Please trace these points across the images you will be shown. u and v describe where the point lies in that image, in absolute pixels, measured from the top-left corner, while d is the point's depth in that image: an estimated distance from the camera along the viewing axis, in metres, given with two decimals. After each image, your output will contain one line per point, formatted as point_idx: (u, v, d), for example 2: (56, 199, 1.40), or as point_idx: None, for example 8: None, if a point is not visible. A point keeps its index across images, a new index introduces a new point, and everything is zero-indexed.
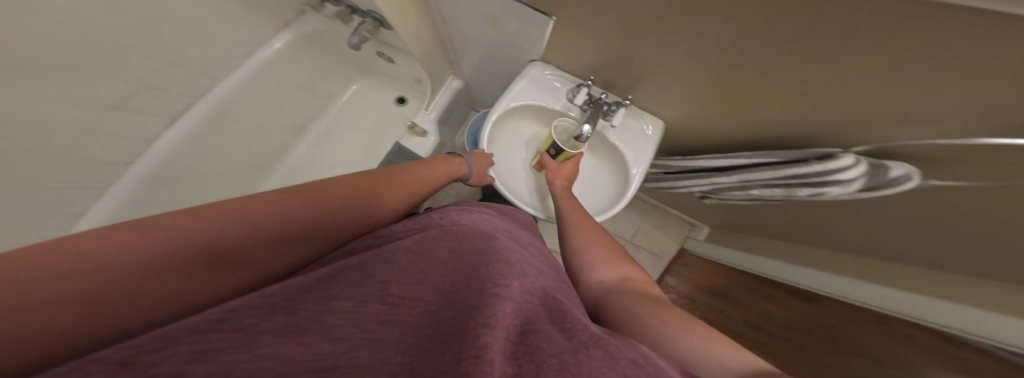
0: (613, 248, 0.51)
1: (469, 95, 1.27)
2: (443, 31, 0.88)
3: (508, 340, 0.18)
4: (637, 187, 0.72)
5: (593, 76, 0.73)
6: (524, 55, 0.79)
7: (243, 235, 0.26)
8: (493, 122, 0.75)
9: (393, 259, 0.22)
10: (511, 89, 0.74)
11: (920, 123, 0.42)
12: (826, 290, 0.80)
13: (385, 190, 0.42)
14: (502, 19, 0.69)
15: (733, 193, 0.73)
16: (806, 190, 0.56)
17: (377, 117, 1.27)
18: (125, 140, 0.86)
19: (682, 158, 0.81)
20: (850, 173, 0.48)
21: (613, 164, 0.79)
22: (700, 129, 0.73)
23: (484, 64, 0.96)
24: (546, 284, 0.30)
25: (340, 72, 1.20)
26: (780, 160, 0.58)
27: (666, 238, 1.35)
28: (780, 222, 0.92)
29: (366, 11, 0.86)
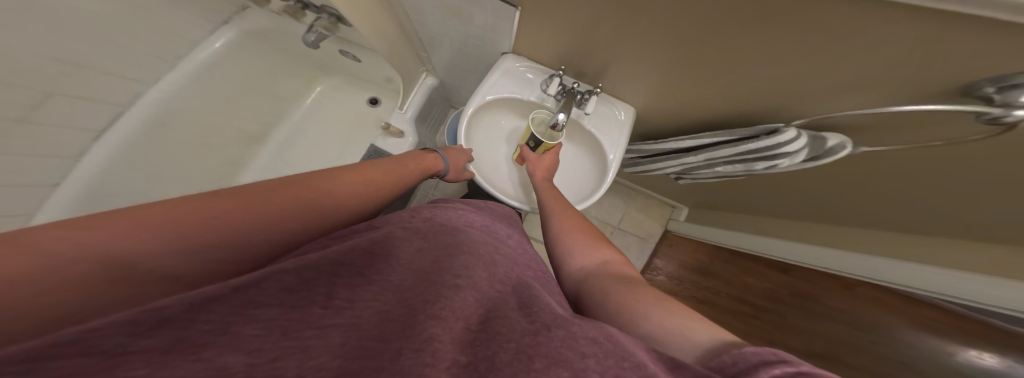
0: (592, 233, 0.52)
1: (444, 92, 1.24)
2: (408, 25, 0.84)
3: (466, 330, 0.18)
4: (615, 172, 0.73)
5: (563, 65, 0.73)
6: (494, 47, 0.78)
7: (189, 239, 0.24)
8: (469, 116, 0.74)
9: (349, 261, 0.21)
10: (484, 82, 0.73)
11: (850, 97, 0.46)
12: (792, 259, 0.85)
13: (352, 193, 0.41)
14: (465, 10, 0.68)
15: (703, 173, 0.76)
16: (761, 164, 0.59)
17: (350, 119, 1.22)
18: (49, 158, 0.77)
19: (653, 142, 0.83)
20: (794, 144, 0.51)
21: (591, 152, 0.81)
22: (668, 114, 0.75)
23: (455, 59, 0.94)
24: (518, 273, 0.30)
25: (301, 73, 1.14)
26: (736, 138, 0.61)
27: (648, 221, 1.40)
28: (749, 198, 0.97)
29: (320, 6, 0.81)
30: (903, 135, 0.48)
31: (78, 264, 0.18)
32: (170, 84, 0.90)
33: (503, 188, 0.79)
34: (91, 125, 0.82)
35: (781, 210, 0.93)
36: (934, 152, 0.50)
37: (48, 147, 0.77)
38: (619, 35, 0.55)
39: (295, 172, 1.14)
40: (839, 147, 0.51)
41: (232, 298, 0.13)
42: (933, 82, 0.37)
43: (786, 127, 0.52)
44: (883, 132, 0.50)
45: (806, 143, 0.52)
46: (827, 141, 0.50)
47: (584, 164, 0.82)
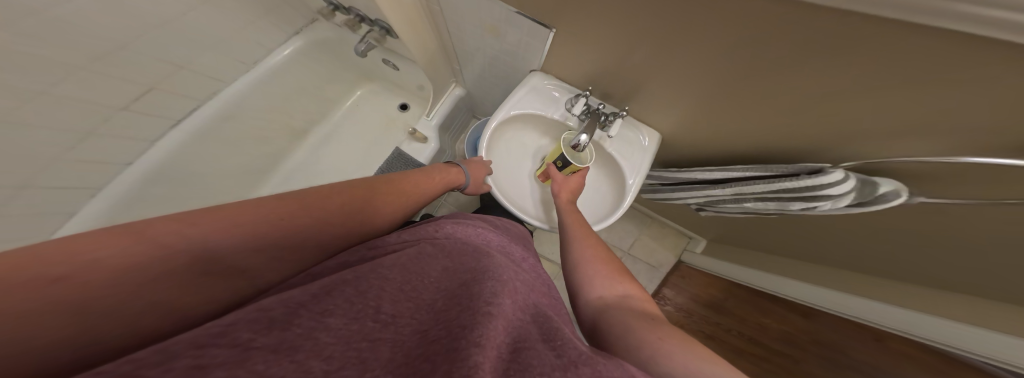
0: (614, 264, 0.51)
1: (470, 104, 1.28)
2: (447, 40, 0.89)
3: (498, 357, 0.16)
4: (632, 199, 0.72)
5: (590, 86, 0.73)
6: (525, 65, 0.80)
7: (239, 242, 0.26)
8: (493, 129, 0.75)
9: (387, 275, 0.21)
10: (511, 98, 0.75)
11: (909, 139, 0.43)
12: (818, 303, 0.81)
13: (383, 197, 0.42)
14: (503, 29, 0.71)
15: (729, 206, 0.73)
16: (798, 204, 0.56)
17: (378, 123, 1.27)
18: (130, 140, 0.86)
19: (677, 170, 0.81)
20: (840, 187, 0.49)
21: (611, 175, 0.80)
22: (697, 141, 0.73)
23: (485, 73, 0.97)
24: (538, 300, 0.29)
25: (345, 78, 1.22)
26: (771, 174, 0.59)
27: (664, 249, 1.35)
28: (776, 237, 0.93)
29: (374, 20, 0.88)
30: (965, 186, 0.45)
31: (159, 258, 0.21)
32: (240, 83, 0.99)
33: (522, 206, 0.79)
34: (168, 115, 0.90)
35: (811, 253, 0.88)
36: (994, 211, 0.47)
37: (136, 132, 0.86)
38: (661, 61, 0.55)
39: (324, 168, 1.20)
40: (889, 194, 0.48)
41: (312, 307, 0.15)
42: (1013, 133, 0.34)
43: (831, 168, 0.51)
44: (944, 182, 0.47)
45: (854, 187, 0.49)
46: (878, 186, 0.48)
47: (603, 188, 0.81)
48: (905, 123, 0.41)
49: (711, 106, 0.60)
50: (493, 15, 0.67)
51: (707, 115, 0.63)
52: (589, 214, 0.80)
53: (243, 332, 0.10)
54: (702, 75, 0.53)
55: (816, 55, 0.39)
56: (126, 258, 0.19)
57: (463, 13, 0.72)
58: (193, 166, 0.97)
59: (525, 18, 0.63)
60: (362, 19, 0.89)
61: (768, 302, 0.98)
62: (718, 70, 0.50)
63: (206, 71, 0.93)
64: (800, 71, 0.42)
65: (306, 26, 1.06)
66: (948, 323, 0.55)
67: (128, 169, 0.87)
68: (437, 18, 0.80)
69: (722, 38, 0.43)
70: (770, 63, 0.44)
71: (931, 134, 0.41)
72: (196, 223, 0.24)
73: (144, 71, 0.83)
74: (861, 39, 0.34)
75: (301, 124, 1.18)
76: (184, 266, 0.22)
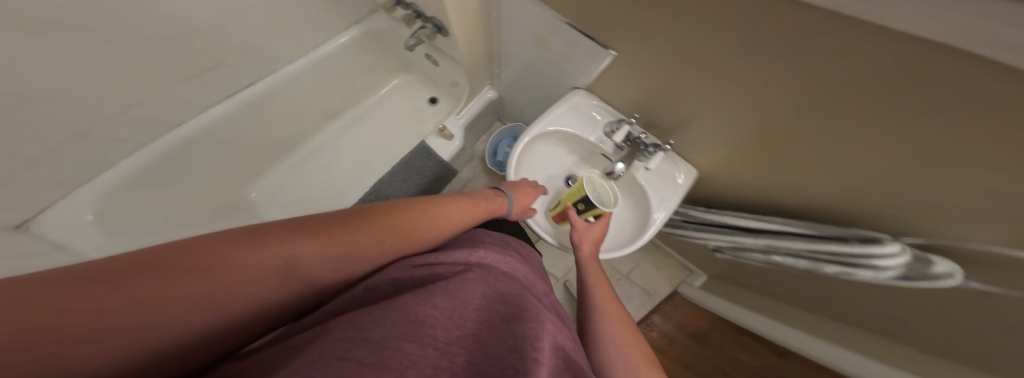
0: (642, 343, 0.47)
1: (499, 107, 1.27)
2: (495, 45, 0.88)
3: None
4: (654, 233, 0.70)
5: (637, 112, 0.71)
6: (569, 81, 0.79)
7: (268, 256, 0.27)
8: (525, 143, 0.75)
9: (425, 303, 0.19)
10: (548, 113, 0.74)
11: (972, 233, 0.39)
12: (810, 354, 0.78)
13: (420, 222, 0.42)
14: (551, 40, 0.70)
15: (754, 256, 0.70)
16: (836, 267, 0.53)
17: (407, 113, 1.29)
18: (184, 102, 0.89)
19: (708, 211, 0.79)
20: (893, 262, 0.44)
21: (636, 205, 0.78)
22: (737, 183, 0.70)
23: (520, 80, 0.97)
24: (566, 344, 0.28)
25: (384, 67, 1.23)
26: (813, 233, 0.56)
27: (662, 279, 1.30)
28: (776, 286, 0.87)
29: (429, 17, 0.89)
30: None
31: (180, 264, 0.23)
32: (294, 64, 1.03)
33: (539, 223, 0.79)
34: (229, 85, 0.94)
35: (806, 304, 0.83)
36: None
37: (195, 98, 0.90)
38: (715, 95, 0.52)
39: (347, 150, 1.22)
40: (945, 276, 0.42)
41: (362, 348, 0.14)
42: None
43: (883, 237, 0.46)
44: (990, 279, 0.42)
45: (904, 263, 0.45)
46: (934, 265, 0.43)
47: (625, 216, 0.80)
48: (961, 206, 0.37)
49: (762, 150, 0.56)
50: (542, 23, 0.66)
51: (752, 154, 0.59)
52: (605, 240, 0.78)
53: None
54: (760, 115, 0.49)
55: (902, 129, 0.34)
56: (156, 268, 0.22)
57: (518, 21, 0.71)
58: (231, 132, 0.99)
59: (576, 31, 0.61)
60: (417, 15, 0.91)
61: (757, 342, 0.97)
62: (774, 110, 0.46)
63: (270, 53, 0.97)
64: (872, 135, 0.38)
65: (363, 15, 1.08)
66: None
67: (177, 129, 0.91)
68: (493, 23, 0.80)
69: (787, 88, 0.41)
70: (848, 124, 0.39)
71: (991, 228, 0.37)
72: (226, 240, 0.26)
73: (215, 48, 0.87)
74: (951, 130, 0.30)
75: (336, 105, 1.20)
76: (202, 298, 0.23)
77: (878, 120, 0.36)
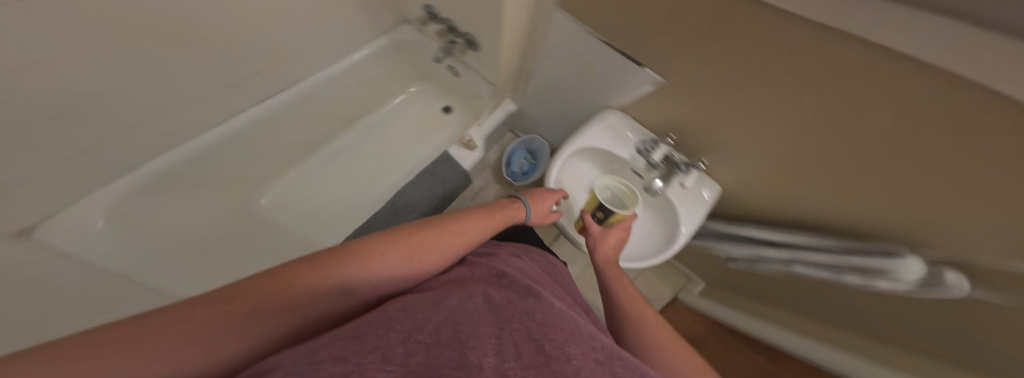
0: (677, 340, 0.43)
1: (518, 121, 1.16)
2: (529, 64, 0.81)
3: (522, 333, 0.20)
4: (688, 230, 0.67)
5: (672, 134, 0.65)
6: (595, 99, 0.73)
7: (367, 283, 0.30)
8: (559, 162, 0.71)
9: (464, 315, 0.20)
10: (583, 131, 0.68)
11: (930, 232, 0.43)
12: (791, 349, 0.78)
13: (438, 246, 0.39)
14: (594, 66, 0.64)
15: (770, 267, 0.70)
16: (856, 277, 0.53)
17: (420, 122, 1.29)
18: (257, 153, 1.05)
19: (727, 224, 0.76)
20: (909, 272, 0.46)
21: (662, 217, 0.75)
22: (747, 201, 0.69)
23: (545, 99, 0.89)
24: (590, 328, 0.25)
25: (402, 75, 1.25)
26: (839, 248, 0.55)
27: (663, 285, 1.22)
28: (793, 299, 0.83)
29: (441, 17, 0.90)
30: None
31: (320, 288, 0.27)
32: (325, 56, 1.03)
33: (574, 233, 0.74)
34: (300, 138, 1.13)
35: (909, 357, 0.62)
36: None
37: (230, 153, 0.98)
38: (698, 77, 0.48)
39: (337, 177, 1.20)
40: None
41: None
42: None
43: (899, 250, 0.48)
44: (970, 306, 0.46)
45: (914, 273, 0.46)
46: (942, 276, 0.44)
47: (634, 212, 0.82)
48: (998, 239, 0.36)
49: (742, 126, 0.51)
50: (584, 52, 0.62)
51: (773, 177, 0.57)
52: (628, 252, 0.77)
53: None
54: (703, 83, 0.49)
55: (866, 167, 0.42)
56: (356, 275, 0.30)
57: (545, 80, 0.80)
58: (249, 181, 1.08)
59: (629, 63, 0.56)
60: (451, 30, 0.92)
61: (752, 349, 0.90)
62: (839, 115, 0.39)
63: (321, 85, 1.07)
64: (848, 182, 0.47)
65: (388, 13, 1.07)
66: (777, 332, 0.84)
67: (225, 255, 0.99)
68: (538, 40, 0.72)
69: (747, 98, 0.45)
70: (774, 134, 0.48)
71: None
72: (357, 263, 0.31)
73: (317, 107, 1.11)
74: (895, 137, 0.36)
75: (356, 110, 1.23)
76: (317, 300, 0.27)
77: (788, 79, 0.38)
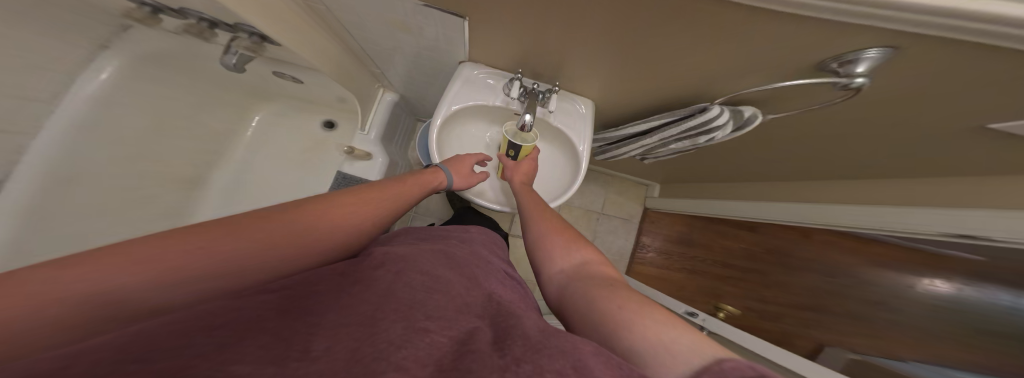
0: (572, 236, 0.50)
1: (410, 107, 1.06)
2: (351, 41, 0.69)
3: (345, 339, 0.18)
4: (582, 145, 0.71)
5: (520, 68, 0.65)
6: (450, 58, 0.68)
7: (213, 272, 0.25)
8: (438, 129, 0.66)
9: (283, 315, 0.20)
10: (445, 95, 0.65)
11: (746, 81, 0.51)
12: (753, 216, 0.93)
13: (335, 224, 0.35)
14: (412, 23, 0.57)
15: (661, 151, 0.77)
16: (703, 138, 0.61)
17: (302, 149, 1.13)
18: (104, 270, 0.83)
19: (611, 130, 0.81)
20: (719, 119, 0.54)
21: (560, 146, 0.77)
22: (620, 105, 0.73)
23: (414, 75, 0.80)
24: (464, 317, 0.25)
25: (237, 104, 1.04)
26: (677, 118, 0.62)
27: (630, 201, 1.44)
28: (719, 168, 0.97)
29: (182, 10, 0.60)
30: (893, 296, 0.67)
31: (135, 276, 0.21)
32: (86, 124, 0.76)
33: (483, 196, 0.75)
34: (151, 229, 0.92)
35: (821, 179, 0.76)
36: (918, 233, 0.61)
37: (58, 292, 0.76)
38: (511, 10, 0.47)
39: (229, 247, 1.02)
40: (855, 76, 0.39)
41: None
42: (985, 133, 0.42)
43: (710, 105, 0.55)
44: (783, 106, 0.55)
45: (729, 117, 0.55)
46: (743, 112, 0.53)
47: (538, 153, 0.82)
48: (783, 65, 0.43)
49: (578, 45, 0.52)
50: (390, 10, 0.54)
51: (622, 79, 0.61)
52: (545, 192, 0.77)
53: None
54: (520, 16, 0.48)
55: (674, 49, 0.47)
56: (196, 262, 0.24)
57: (394, 55, 0.71)
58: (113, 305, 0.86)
59: (432, 10, 0.52)
60: (217, 24, 0.63)
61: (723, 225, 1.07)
62: (627, 17, 0.42)
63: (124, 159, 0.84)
64: (677, 63, 0.51)
65: (115, 35, 0.70)
66: (731, 205, 1.01)
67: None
68: (331, 16, 0.61)
69: (565, 21, 0.46)
70: (606, 44, 0.50)
71: (855, 36, 0.34)
72: (209, 243, 0.25)
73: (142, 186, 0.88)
74: (680, 18, 0.39)
75: None
76: (53, 323, 0.17)
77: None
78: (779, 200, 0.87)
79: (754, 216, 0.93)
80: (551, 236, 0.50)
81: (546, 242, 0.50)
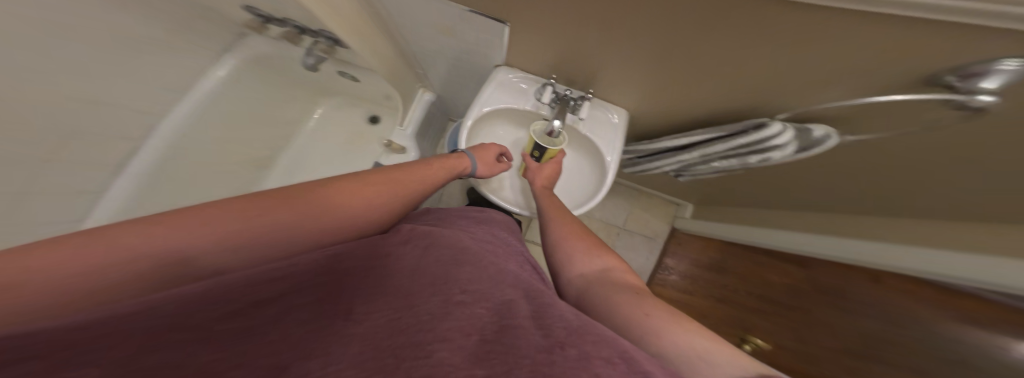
0: (592, 241, 0.50)
1: (444, 107, 1.11)
2: (402, 44, 0.75)
3: (387, 318, 0.20)
4: (610, 156, 0.70)
5: (555, 74, 0.67)
6: (487, 62, 0.71)
7: (239, 246, 0.26)
8: (468, 129, 0.69)
9: (331, 285, 0.22)
10: (478, 96, 0.68)
11: (808, 92, 0.48)
12: (787, 246, 0.85)
13: (360, 203, 0.38)
14: (456, 27, 0.61)
15: (700, 169, 0.74)
16: (754, 157, 0.58)
17: (351, 138, 1.23)
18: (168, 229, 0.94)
19: (648, 142, 0.79)
20: (780, 138, 0.50)
21: (587, 155, 0.77)
22: (658, 116, 0.72)
23: (452, 77, 0.85)
24: (496, 286, 0.28)
25: (306, 96, 1.16)
26: (726, 133, 0.59)
27: (656, 220, 1.39)
28: (762, 189, 0.93)
29: (282, 20, 0.74)
30: None
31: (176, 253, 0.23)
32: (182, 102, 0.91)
33: (504, 196, 0.76)
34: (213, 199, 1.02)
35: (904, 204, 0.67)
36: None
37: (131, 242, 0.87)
38: (554, 14, 0.49)
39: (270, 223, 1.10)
40: (979, 92, 0.34)
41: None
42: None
43: (768, 121, 0.52)
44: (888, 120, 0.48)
45: (793, 136, 0.52)
46: (812, 132, 0.50)
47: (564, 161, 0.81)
48: (854, 70, 0.40)
49: (620, 52, 0.53)
50: (438, 14, 0.58)
51: (662, 88, 0.60)
52: (568, 200, 0.77)
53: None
54: (561, 21, 0.50)
55: (721, 55, 0.46)
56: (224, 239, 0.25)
57: (436, 58, 0.76)
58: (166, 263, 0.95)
59: (476, 15, 0.55)
60: (303, 30, 0.76)
61: (756, 255, 0.97)
62: (675, 21, 0.42)
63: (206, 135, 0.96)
64: (724, 71, 0.49)
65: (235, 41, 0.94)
66: (769, 232, 0.95)
67: None
68: (387, 20, 0.67)
69: (610, 27, 0.47)
70: (652, 50, 0.50)
71: (973, 38, 0.30)
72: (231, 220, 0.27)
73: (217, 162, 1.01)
74: (734, 21, 0.38)
75: (269, 152, 1.14)
76: (107, 289, 0.19)
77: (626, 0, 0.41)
78: (831, 231, 0.80)
79: (789, 247, 0.85)
80: (572, 238, 0.51)
81: (567, 244, 0.50)
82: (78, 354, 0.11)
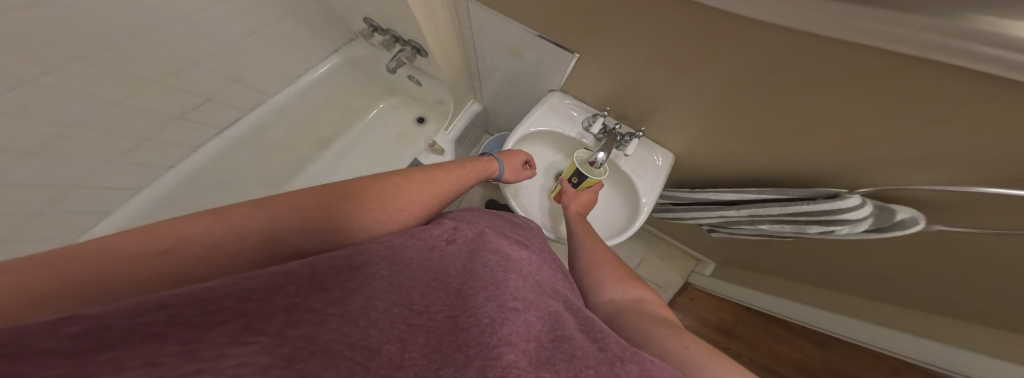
0: (623, 270, 0.49)
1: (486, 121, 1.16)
2: (471, 58, 0.81)
3: (436, 332, 0.20)
4: (648, 198, 0.69)
5: (608, 107, 0.69)
6: (543, 86, 0.75)
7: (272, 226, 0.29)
8: (513, 144, 0.71)
9: (381, 283, 0.22)
10: (529, 115, 0.71)
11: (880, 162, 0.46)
12: (825, 326, 0.81)
13: (400, 199, 0.40)
14: (524, 50, 0.66)
15: (742, 228, 0.71)
16: (815, 227, 0.55)
17: (393, 134, 1.29)
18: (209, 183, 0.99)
19: (691, 191, 0.78)
20: (857, 212, 0.48)
21: (622, 192, 0.76)
22: (705, 164, 0.72)
23: (504, 95, 0.90)
24: (541, 299, 0.27)
25: (371, 91, 1.25)
26: (790, 197, 0.57)
27: (670, 270, 1.32)
28: (797, 260, 0.88)
29: (386, 29, 0.88)
30: None
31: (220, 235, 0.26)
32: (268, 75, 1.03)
33: (530, 214, 0.76)
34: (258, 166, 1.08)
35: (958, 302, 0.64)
36: None
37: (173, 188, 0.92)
38: (627, 49, 0.52)
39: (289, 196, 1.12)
40: None
41: (175, 367, 0.10)
42: None
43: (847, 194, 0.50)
44: (974, 213, 0.46)
45: (871, 212, 0.49)
46: (894, 213, 0.48)
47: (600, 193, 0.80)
48: (935, 146, 0.39)
49: (682, 93, 0.54)
50: (512, 36, 0.63)
51: (716, 134, 0.60)
52: None
53: (136, 357, 0.10)
54: (632, 57, 0.53)
55: (791, 108, 0.46)
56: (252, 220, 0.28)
57: (495, 75, 0.81)
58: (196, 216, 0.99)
59: (548, 42, 0.60)
60: (398, 40, 0.90)
61: (783, 330, 0.91)
62: (751, 69, 0.43)
63: (281, 109, 1.06)
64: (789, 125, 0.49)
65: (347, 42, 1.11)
66: (805, 308, 0.90)
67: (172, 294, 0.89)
68: (466, 37, 0.74)
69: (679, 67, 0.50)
70: (716, 94, 0.51)
71: None
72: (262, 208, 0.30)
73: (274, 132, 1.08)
74: (815, 75, 0.39)
75: (324, 134, 1.21)
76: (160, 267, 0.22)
77: (707, 42, 0.43)
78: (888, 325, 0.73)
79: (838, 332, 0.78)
80: (604, 265, 0.50)
81: (596, 272, 0.49)
82: (252, 319, 0.14)
